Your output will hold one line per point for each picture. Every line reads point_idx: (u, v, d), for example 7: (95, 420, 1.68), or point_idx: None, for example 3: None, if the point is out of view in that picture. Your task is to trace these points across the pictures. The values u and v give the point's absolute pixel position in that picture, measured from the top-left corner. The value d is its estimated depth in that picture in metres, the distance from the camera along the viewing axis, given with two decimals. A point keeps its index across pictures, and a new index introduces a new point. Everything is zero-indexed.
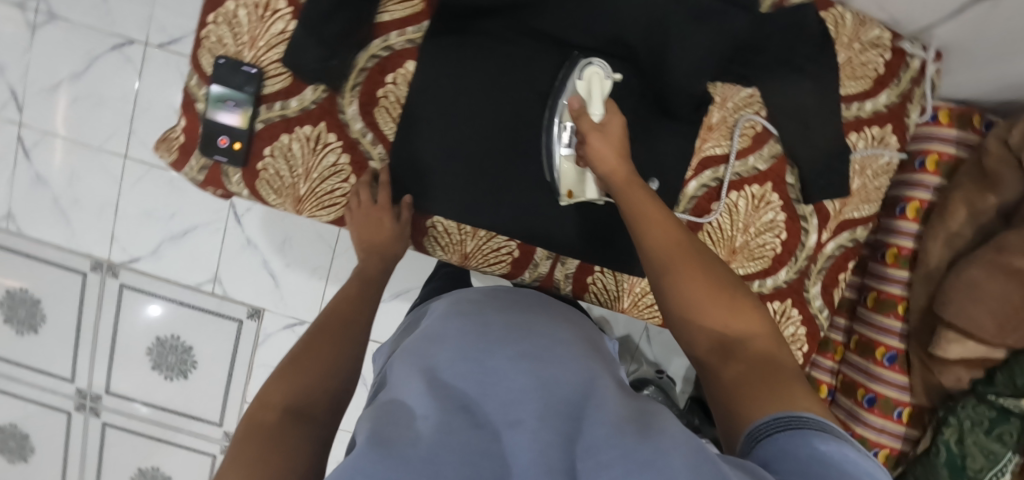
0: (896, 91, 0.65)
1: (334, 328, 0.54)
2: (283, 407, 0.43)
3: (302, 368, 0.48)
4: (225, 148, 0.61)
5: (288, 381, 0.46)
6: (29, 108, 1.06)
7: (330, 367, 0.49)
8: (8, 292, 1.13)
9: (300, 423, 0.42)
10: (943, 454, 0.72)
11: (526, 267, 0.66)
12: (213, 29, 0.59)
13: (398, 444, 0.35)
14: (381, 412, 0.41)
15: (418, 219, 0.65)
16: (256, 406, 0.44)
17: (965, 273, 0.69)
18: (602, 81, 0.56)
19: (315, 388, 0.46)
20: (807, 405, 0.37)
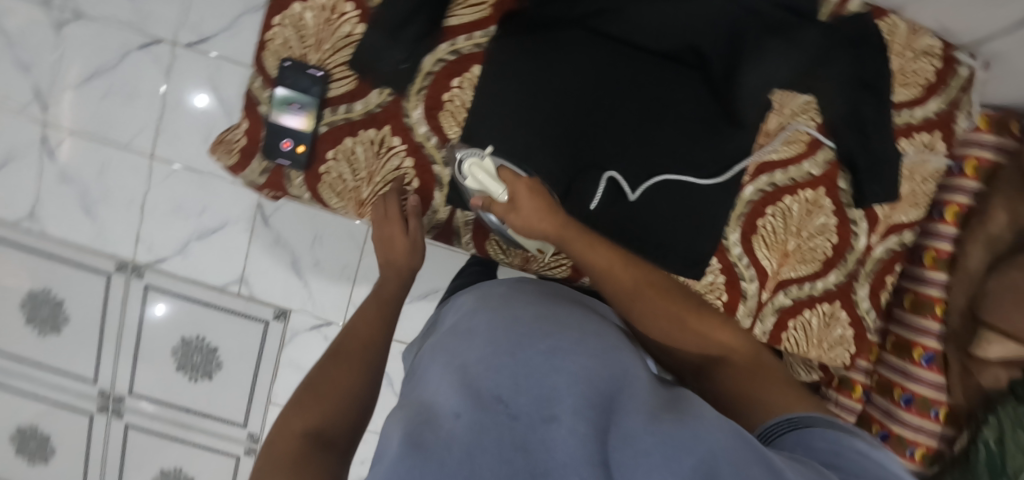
0: (944, 99, 0.67)
1: (346, 353, 0.56)
2: (304, 434, 0.45)
3: (320, 396, 0.49)
4: (288, 152, 0.60)
5: (307, 410, 0.47)
6: (53, 105, 1.04)
7: (349, 395, 0.51)
8: (30, 293, 1.12)
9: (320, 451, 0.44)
10: (983, 453, 0.74)
11: (585, 271, 0.66)
12: (279, 31, 0.59)
13: (433, 447, 0.33)
14: (411, 411, 0.39)
15: (477, 223, 0.64)
16: (278, 432, 0.45)
17: (1007, 276, 0.71)
18: (483, 163, 0.55)
19: (336, 415, 0.48)
20: (783, 407, 0.47)
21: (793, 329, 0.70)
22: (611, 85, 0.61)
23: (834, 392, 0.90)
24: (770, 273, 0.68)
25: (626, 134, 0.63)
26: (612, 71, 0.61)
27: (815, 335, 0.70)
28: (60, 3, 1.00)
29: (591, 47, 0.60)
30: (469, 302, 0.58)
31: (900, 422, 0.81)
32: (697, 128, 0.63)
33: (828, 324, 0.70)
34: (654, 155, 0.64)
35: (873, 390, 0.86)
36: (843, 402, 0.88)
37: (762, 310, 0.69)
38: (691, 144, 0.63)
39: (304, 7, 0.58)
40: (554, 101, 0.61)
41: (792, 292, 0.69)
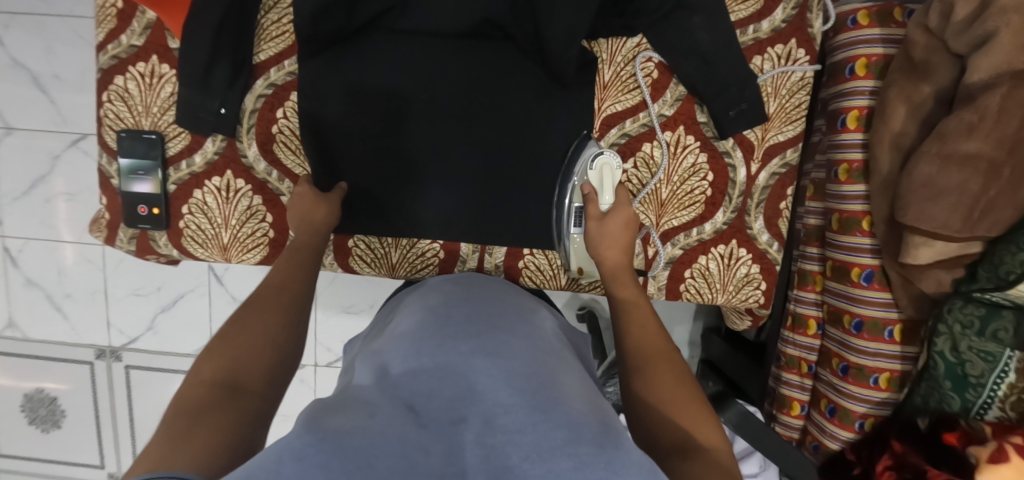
0: (790, 5, 0.62)
1: (269, 297, 0.52)
2: (216, 383, 0.43)
3: (234, 344, 0.46)
4: (147, 215, 0.63)
5: (220, 356, 0.45)
6: (7, 219, 1.13)
7: (270, 342, 0.48)
8: (27, 396, 1.20)
9: (234, 399, 0.42)
10: (941, 365, 0.67)
11: (454, 265, 0.66)
12: (109, 107, 0.62)
13: (348, 439, 0.34)
14: (330, 411, 0.40)
15: (339, 241, 0.66)
16: (186, 383, 0.43)
17: (917, 172, 0.63)
18: (613, 171, 0.60)
19: (255, 363, 0.46)
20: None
21: (691, 278, 0.67)
22: (435, 81, 0.62)
23: (791, 331, 0.85)
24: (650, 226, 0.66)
25: (462, 124, 0.63)
26: (432, 67, 0.61)
27: (716, 279, 0.67)
28: None
29: (404, 50, 0.61)
30: (415, 302, 0.59)
31: (857, 352, 0.75)
32: (529, 103, 0.63)
33: (728, 265, 0.66)
34: (496, 137, 0.63)
35: (826, 322, 0.81)
36: (801, 341, 0.83)
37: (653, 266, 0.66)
38: (527, 117, 0.63)
39: (126, 79, 0.61)
40: (378, 109, 0.62)
41: (680, 242, 0.66)
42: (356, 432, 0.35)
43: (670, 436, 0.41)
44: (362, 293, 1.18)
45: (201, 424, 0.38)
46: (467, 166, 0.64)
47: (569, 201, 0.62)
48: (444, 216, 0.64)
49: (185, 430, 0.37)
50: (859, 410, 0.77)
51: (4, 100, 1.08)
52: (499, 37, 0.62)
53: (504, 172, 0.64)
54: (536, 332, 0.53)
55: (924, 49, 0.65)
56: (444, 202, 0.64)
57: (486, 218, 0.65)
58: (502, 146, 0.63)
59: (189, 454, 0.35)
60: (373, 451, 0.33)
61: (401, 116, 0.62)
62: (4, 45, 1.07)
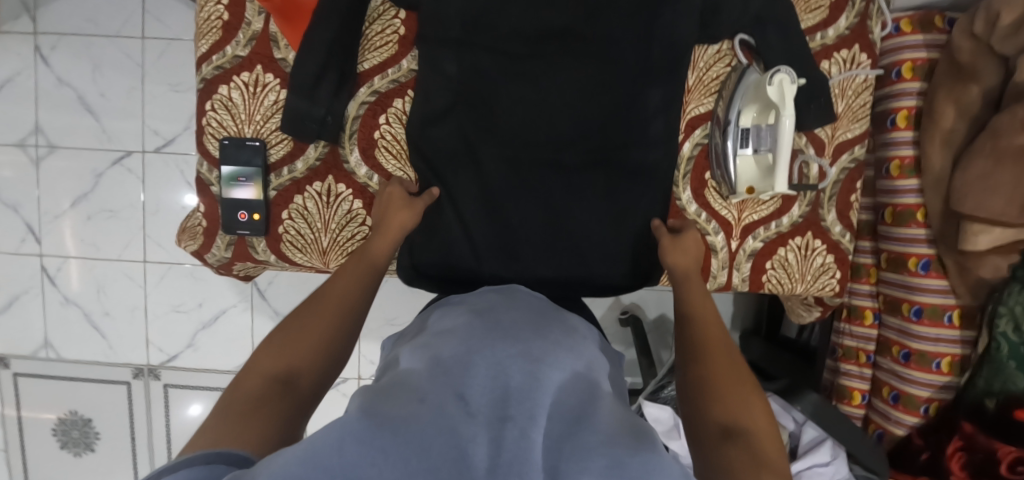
0: (853, 13, 0.67)
1: (328, 304, 0.51)
2: (273, 377, 0.43)
3: (293, 342, 0.47)
4: (246, 221, 0.64)
5: (286, 350, 0.46)
6: (46, 238, 1.11)
7: (323, 346, 0.48)
8: (60, 419, 1.17)
9: (282, 396, 0.42)
10: (1005, 346, 0.70)
11: None
12: (212, 115, 0.63)
13: (391, 421, 0.33)
14: (380, 393, 0.38)
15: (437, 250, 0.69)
16: (246, 373, 0.44)
17: (973, 166, 0.69)
18: (792, 86, 0.58)
19: (309, 363, 0.46)
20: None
21: (772, 269, 0.69)
22: (508, 108, 0.64)
23: (846, 323, 0.89)
24: (733, 221, 0.68)
25: (526, 150, 0.65)
26: (511, 92, 0.64)
27: (795, 270, 0.70)
28: (34, 143, 1.09)
29: (495, 71, 0.63)
30: (449, 309, 0.57)
31: (917, 339, 0.79)
32: (595, 126, 0.65)
33: (806, 256, 0.70)
34: (549, 160, 0.65)
35: (883, 311, 0.85)
36: (857, 332, 0.87)
37: (736, 259, 0.69)
38: (587, 144, 0.65)
39: (230, 89, 0.63)
40: (459, 139, 0.64)
41: (760, 235, 0.69)
42: (408, 416, 0.33)
43: (720, 418, 0.43)
44: (407, 303, 1.18)
45: (254, 415, 0.39)
46: (524, 192, 0.65)
47: (736, 123, 0.63)
48: (488, 244, 0.65)
49: (236, 418, 0.38)
50: (923, 395, 0.80)
51: (47, 118, 1.08)
52: (583, 55, 0.63)
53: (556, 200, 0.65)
54: (579, 346, 0.50)
55: (969, 54, 0.71)
56: (483, 236, 0.65)
57: (519, 246, 0.66)
58: (545, 174, 0.65)
59: (238, 441, 0.35)
60: (423, 434, 0.31)
61: (475, 143, 0.64)
62: (49, 65, 1.07)
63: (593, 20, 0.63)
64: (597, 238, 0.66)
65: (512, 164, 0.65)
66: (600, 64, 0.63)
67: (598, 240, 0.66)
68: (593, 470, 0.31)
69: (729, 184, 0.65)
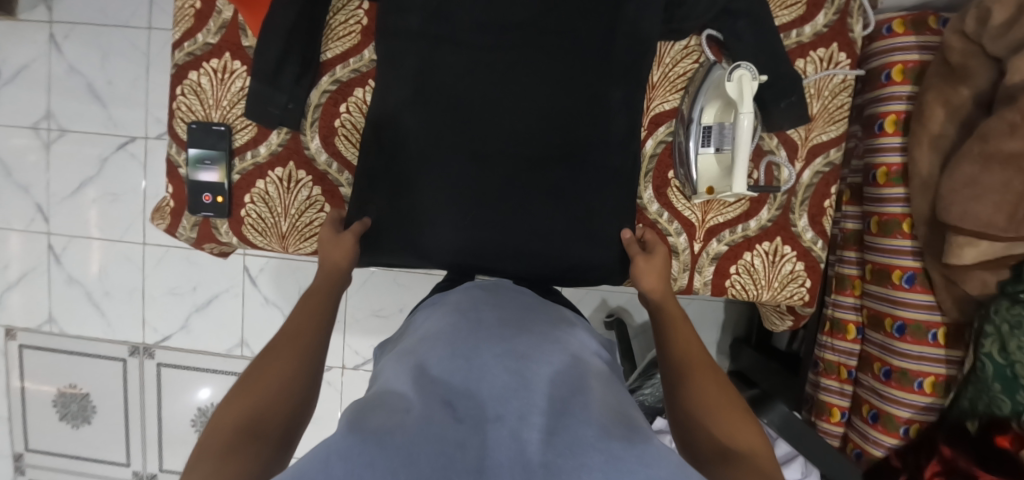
0: (831, 11, 0.65)
1: (293, 338, 0.50)
2: (236, 429, 0.41)
3: (252, 391, 0.44)
4: (210, 203, 0.66)
5: (243, 400, 0.44)
6: (54, 218, 1.17)
7: (287, 391, 0.45)
8: (61, 391, 1.22)
9: (250, 447, 0.40)
10: (990, 367, 0.66)
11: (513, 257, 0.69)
12: (182, 100, 0.65)
13: (381, 432, 0.32)
14: (368, 405, 0.38)
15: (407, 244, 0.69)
16: (211, 425, 0.42)
17: (959, 172, 0.65)
18: (752, 82, 0.56)
19: (274, 408, 0.44)
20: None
21: (737, 274, 0.67)
22: (475, 99, 0.64)
23: (829, 336, 0.85)
24: (696, 223, 0.67)
25: (494, 141, 0.64)
26: (477, 83, 0.63)
27: (761, 275, 0.67)
28: (47, 127, 1.14)
29: (457, 64, 0.63)
30: (435, 308, 0.57)
31: (899, 356, 0.75)
32: (559, 121, 0.64)
33: (773, 262, 0.67)
34: (520, 152, 0.64)
35: (866, 326, 0.81)
36: (839, 346, 0.83)
37: (698, 262, 0.67)
38: (549, 138, 0.64)
39: (199, 74, 0.65)
40: (424, 126, 0.64)
41: (725, 238, 0.67)
42: (396, 426, 0.32)
43: (715, 439, 0.42)
44: (392, 296, 1.19)
45: (224, 473, 0.37)
46: (491, 184, 0.65)
47: (699, 120, 0.61)
48: (454, 235, 0.65)
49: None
50: (903, 415, 0.76)
51: (60, 104, 1.14)
52: (545, 50, 0.63)
53: (522, 194, 0.65)
54: (566, 336, 0.50)
55: (961, 53, 0.67)
56: (445, 227, 0.65)
57: (481, 238, 0.65)
58: (512, 167, 0.64)
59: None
60: (412, 443, 0.31)
61: (447, 131, 0.64)
62: (63, 54, 1.12)
63: (556, 20, 0.63)
64: (559, 234, 0.65)
65: (485, 154, 0.64)
66: (563, 59, 0.63)
67: (559, 236, 0.65)
68: (589, 466, 0.31)
69: (690, 183, 0.63)
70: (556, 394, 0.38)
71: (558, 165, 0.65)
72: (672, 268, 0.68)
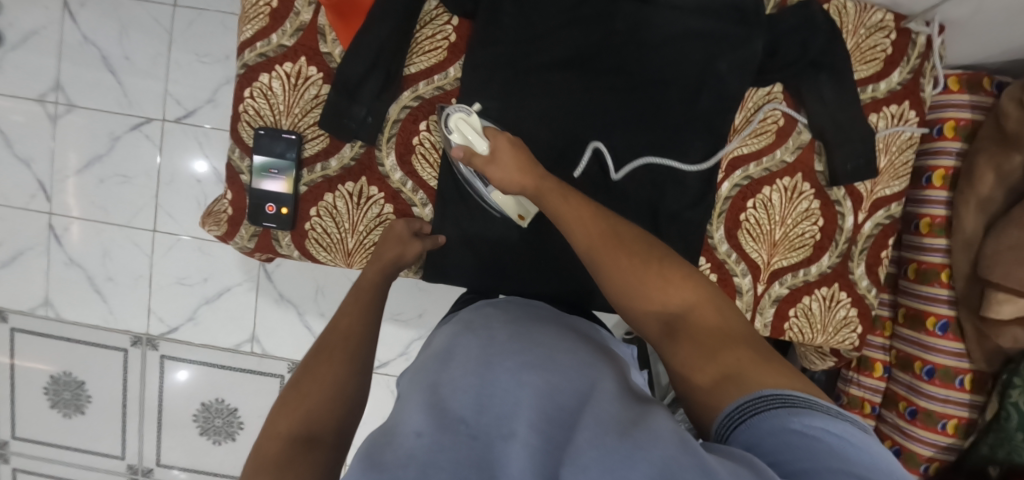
0: (907, 69, 0.67)
1: (335, 343, 0.48)
2: (292, 438, 0.40)
3: (304, 393, 0.43)
4: (273, 214, 0.62)
5: (294, 407, 0.42)
6: (57, 196, 1.09)
7: (338, 394, 0.44)
8: (52, 378, 1.16)
9: (307, 455, 0.39)
10: (1014, 416, 0.71)
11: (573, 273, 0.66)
12: (249, 103, 0.62)
13: (388, 467, 0.32)
14: (383, 439, 0.37)
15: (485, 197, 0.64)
16: (263, 436, 0.41)
17: (1006, 235, 0.69)
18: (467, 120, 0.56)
19: (325, 411, 0.43)
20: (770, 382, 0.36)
21: (795, 317, 0.69)
22: (552, 118, 0.63)
23: (855, 372, 0.89)
24: (762, 265, 0.68)
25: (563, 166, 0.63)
26: (557, 106, 0.62)
27: (818, 320, 0.69)
28: (54, 99, 1.06)
29: (541, 94, 0.62)
30: (449, 326, 0.55)
31: (926, 397, 0.80)
32: (634, 154, 0.64)
33: (830, 307, 0.69)
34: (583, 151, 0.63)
35: (894, 365, 0.85)
36: (865, 382, 0.87)
37: (760, 303, 0.69)
38: (621, 167, 0.64)
39: (271, 77, 0.61)
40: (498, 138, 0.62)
41: (788, 281, 0.69)
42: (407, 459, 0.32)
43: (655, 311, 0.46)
44: (413, 301, 1.17)
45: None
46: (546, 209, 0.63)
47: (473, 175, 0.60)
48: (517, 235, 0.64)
49: None
50: (925, 454, 0.80)
51: (70, 75, 1.06)
52: (629, 84, 0.63)
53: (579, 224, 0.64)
54: (585, 346, 0.49)
55: (1016, 121, 0.70)
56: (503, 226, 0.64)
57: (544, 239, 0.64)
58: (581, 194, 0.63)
59: None
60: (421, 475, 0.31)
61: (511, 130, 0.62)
62: (77, 21, 1.04)
63: (645, 58, 0.62)
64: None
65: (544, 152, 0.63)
66: (645, 95, 0.63)
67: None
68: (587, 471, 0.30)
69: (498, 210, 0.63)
70: (561, 415, 0.38)
71: (635, 199, 0.65)
72: (734, 307, 0.69)
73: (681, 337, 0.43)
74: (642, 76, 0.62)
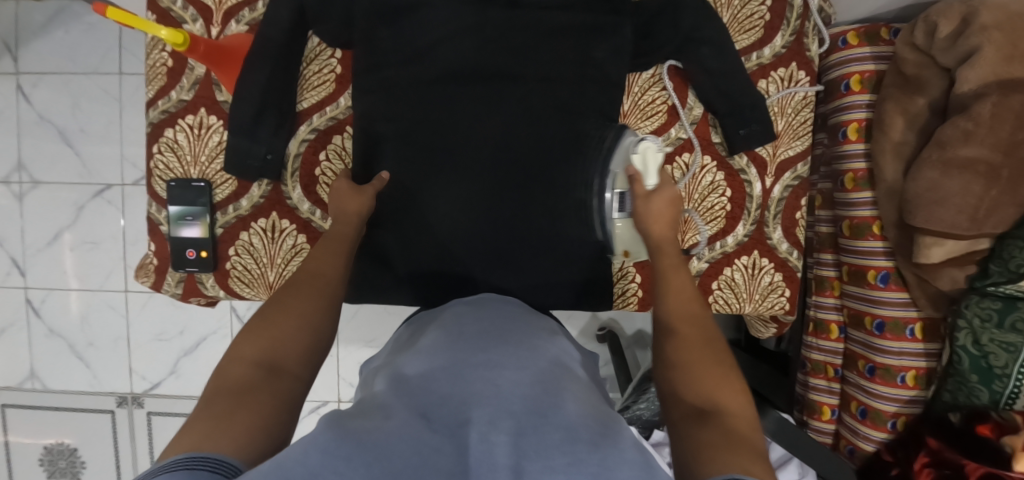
0: (788, 32, 0.68)
1: (309, 288, 0.51)
2: (256, 362, 0.42)
3: (270, 326, 0.45)
4: (194, 259, 0.65)
5: (260, 335, 0.44)
6: (31, 270, 1.15)
7: (306, 329, 0.47)
8: (47, 448, 1.20)
9: (269, 380, 0.41)
10: (966, 359, 0.68)
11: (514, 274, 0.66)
12: (159, 158, 0.65)
13: (357, 438, 0.31)
14: (348, 415, 0.36)
15: (408, 211, 0.65)
16: (228, 358, 0.42)
17: (921, 178, 0.67)
18: (655, 152, 0.59)
19: (290, 343, 0.45)
20: (728, 466, 0.32)
21: (719, 289, 0.69)
22: (461, 131, 0.64)
23: (813, 337, 0.88)
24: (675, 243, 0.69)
25: (478, 177, 0.64)
26: (464, 117, 0.64)
27: (742, 289, 0.70)
28: (18, 180, 1.13)
29: (432, 109, 0.64)
30: (417, 330, 0.54)
31: (881, 352, 0.78)
32: (529, 152, 0.65)
33: (753, 275, 0.69)
34: (500, 156, 0.65)
35: (848, 325, 0.84)
36: (824, 346, 0.86)
37: None
38: (522, 170, 0.65)
39: (176, 131, 0.65)
40: (409, 157, 0.64)
41: (705, 255, 0.69)
42: (372, 434, 0.31)
43: (695, 398, 0.41)
44: (382, 327, 1.17)
45: (241, 408, 0.37)
46: (479, 221, 0.65)
47: (608, 186, 0.61)
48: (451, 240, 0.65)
49: (225, 408, 0.36)
50: (890, 409, 0.79)
51: (31, 156, 1.12)
52: (514, 86, 0.65)
53: (514, 231, 0.65)
54: (554, 348, 0.48)
55: (914, 65, 0.71)
56: (434, 233, 0.65)
57: (479, 244, 0.65)
58: (497, 200, 0.65)
59: (224, 437, 0.33)
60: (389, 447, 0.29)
61: (431, 147, 0.64)
62: (31, 103, 1.11)
63: (524, 60, 0.64)
64: (539, 263, 0.66)
65: (461, 161, 0.64)
66: (531, 95, 0.65)
67: (541, 265, 0.66)
68: (554, 469, 0.29)
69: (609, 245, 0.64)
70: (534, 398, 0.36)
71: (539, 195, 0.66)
72: (656, 287, 0.70)
73: (705, 424, 0.38)
74: (524, 78, 0.65)
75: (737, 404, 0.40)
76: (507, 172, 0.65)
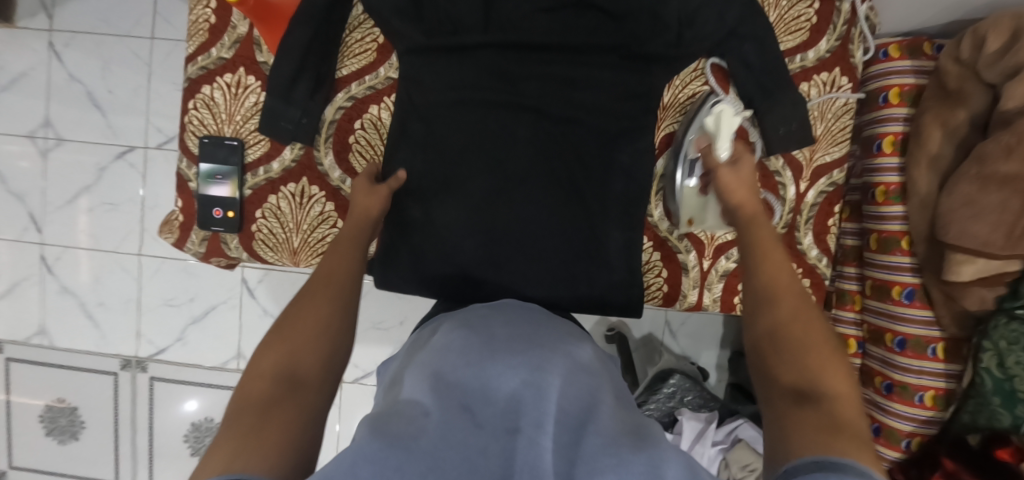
0: (834, 36, 0.67)
1: (320, 288, 0.48)
2: (275, 378, 0.40)
3: (292, 333, 0.44)
4: (221, 218, 0.65)
5: (277, 348, 0.42)
6: (48, 227, 1.15)
7: (323, 336, 0.44)
8: (48, 406, 1.19)
9: (294, 395, 0.39)
10: (988, 382, 0.68)
11: (542, 285, 0.62)
12: (194, 114, 0.65)
13: (402, 439, 0.30)
14: (387, 415, 0.35)
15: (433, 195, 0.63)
16: (248, 375, 0.41)
17: (957, 191, 0.66)
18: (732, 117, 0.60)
19: (310, 351, 0.43)
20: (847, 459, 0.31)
21: None
22: (488, 132, 0.63)
23: None
24: (706, 240, 0.68)
25: (501, 178, 0.63)
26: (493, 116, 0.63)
27: None
28: (43, 136, 1.13)
29: (472, 87, 0.63)
30: (442, 323, 0.53)
31: (900, 370, 0.77)
32: (561, 149, 0.64)
33: None
34: (523, 161, 0.63)
35: (867, 340, 0.83)
36: None
37: (707, 279, 0.69)
38: (552, 173, 0.64)
39: (213, 89, 0.65)
40: (436, 152, 0.63)
41: (733, 255, 0.69)
42: (416, 435, 0.31)
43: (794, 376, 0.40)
44: (393, 310, 1.16)
45: (266, 424, 0.35)
46: (505, 225, 0.63)
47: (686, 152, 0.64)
48: (479, 245, 0.62)
49: (253, 426, 0.35)
50: (905, 428, 0.78)
51: (58, 114, 1.12)
52: (556, 69, 0.64)
53: (537, 238, 0.63)
54: (582, 349, 0.47)
55: (956, 78, 0.70)
56: (454, 234, 0.62)
57: (503, 250, 0.62)
58: (517, 202, 0.63)
59: (255, 455, 0.32)
60: (433, 453, 0.30)
61: (459, 148, 0.63)
62: (62, 62, 1.11)
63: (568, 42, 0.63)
64: (571, 257, 0.64)
65: (486, 166, 0.63)
66: (572, 79, 0.64)
67: (570, 259, 0.64)
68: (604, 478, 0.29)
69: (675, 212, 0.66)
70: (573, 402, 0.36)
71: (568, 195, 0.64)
72: (682, 284, 0.70)
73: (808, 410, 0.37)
74: (565, 62, 0.64)
75: (845, 384, 0.39)
76: (533, 178, 0.63)
